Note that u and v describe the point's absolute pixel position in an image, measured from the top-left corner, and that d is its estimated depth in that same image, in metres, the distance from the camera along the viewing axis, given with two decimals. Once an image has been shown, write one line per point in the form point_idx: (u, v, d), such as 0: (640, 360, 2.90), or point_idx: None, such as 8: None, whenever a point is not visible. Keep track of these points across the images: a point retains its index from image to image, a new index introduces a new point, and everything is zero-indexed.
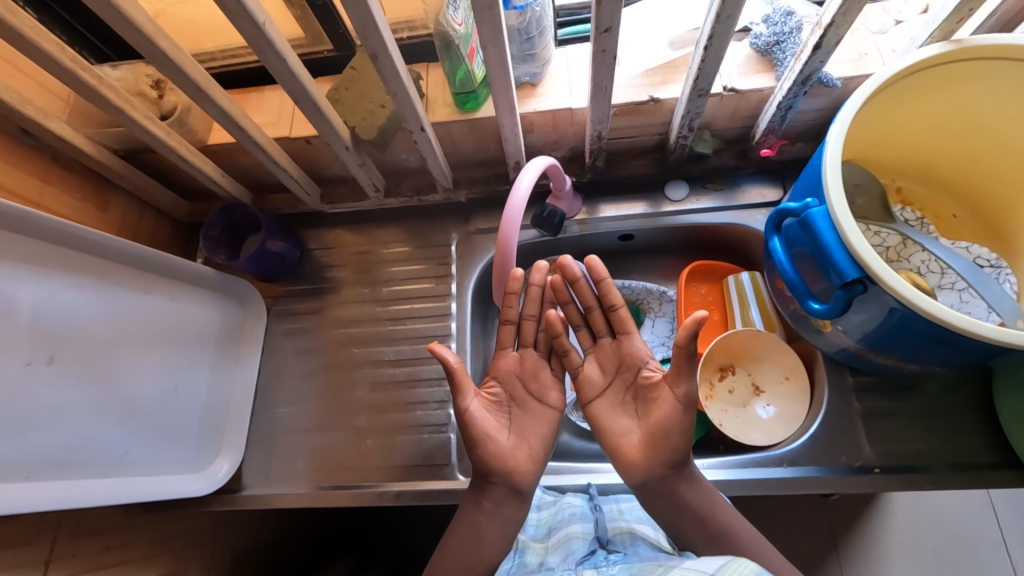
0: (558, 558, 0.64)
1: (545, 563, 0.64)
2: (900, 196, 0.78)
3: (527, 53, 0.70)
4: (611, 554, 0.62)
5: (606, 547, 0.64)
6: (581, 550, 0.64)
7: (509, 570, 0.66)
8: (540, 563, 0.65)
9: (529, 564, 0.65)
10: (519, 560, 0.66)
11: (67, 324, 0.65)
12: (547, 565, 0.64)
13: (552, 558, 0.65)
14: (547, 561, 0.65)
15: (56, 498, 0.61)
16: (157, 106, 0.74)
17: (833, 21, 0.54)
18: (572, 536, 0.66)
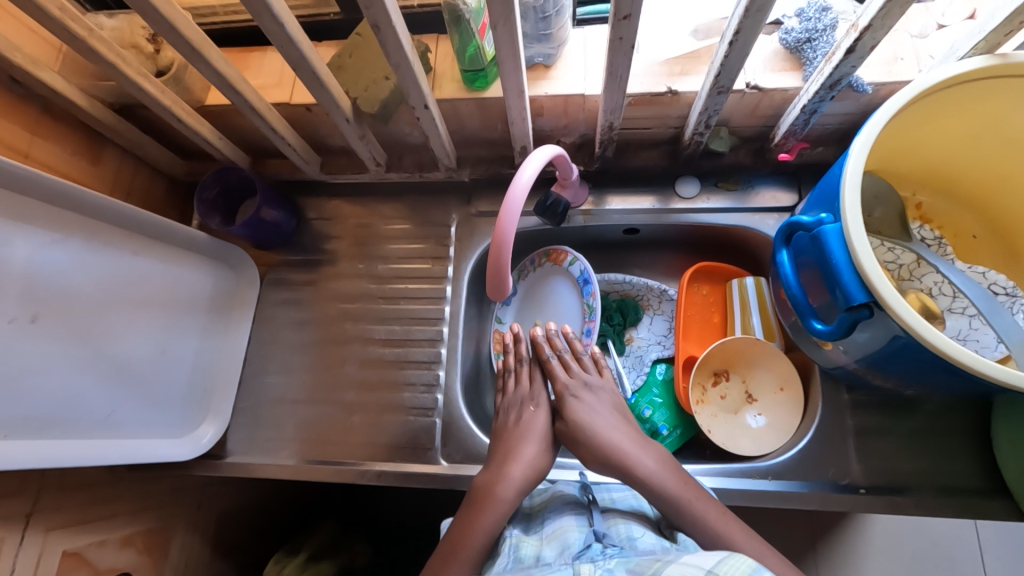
0: (553, 550, 0.58)
1: (540, 557, 0.58)
2: (919, 212, 0.74)
3: (542, 32, 0.66)
4: (609, 548, 0.57)
5: (603, 542, 0.58)
6: (577, 544, 0.58)
7: (504, 568, 0.58)
8: (535, 557, 0.58)
9: (525, 559, 0.58)
10: (514, 555, 0.59)
11: (53, 282, 0.63)
12: (543, 560, 0.58)
13: (547, 551, 0.59)
14: (543, 554, 0.58)
15: (37, 456, 0.61)
16: (153, 61, 0.71)
17: (871, 24, 0.50)
18: (566, 526, 0.62)
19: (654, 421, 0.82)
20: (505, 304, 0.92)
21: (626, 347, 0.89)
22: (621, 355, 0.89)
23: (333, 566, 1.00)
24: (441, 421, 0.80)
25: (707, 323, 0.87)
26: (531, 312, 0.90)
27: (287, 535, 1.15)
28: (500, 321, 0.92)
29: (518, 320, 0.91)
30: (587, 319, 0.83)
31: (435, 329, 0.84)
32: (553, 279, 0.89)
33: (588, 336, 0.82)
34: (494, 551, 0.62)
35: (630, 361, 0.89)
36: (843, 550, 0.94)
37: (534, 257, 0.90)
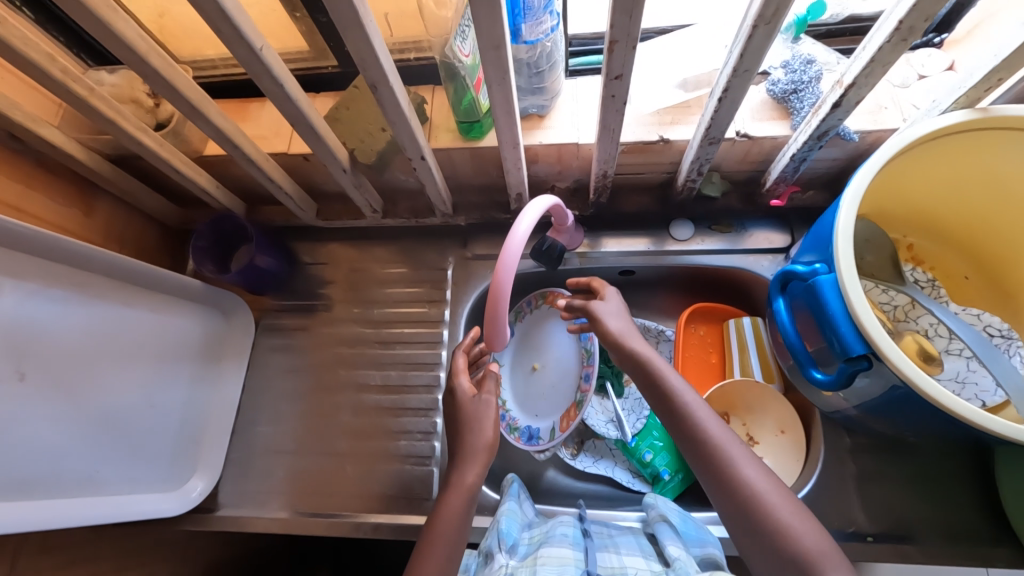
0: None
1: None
2: (910, 253, 0.76)
3: (535, 86, 0.67)
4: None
5: None
6: None
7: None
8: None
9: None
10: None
11: (42, 338, 0.63)
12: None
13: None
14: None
15: (15, 521, 0.59)
16: (152, 114, 0.72)
17: (856, 82, 0.52)
18: (564, 560, 0.62)
19: (655, 466, 0.82)
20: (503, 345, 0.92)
21: (625, 388, 0.89)
22: (620, 397, 0.89)
23: None
24: (438, 470, 0.78)
25: (705, 363, 0.86)
26: (528, 354, 0.90)
27: None
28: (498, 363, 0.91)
29: (516, 362, 0.91)
30: (586, 364, 0.82)
31: (431, 374, 0.83)
32: (549, 322, 0.89)
33: (587, 380, 0.81)
34: None
35: (628, 404, 0.88)
36: None
37: (530, 297, 0.90)
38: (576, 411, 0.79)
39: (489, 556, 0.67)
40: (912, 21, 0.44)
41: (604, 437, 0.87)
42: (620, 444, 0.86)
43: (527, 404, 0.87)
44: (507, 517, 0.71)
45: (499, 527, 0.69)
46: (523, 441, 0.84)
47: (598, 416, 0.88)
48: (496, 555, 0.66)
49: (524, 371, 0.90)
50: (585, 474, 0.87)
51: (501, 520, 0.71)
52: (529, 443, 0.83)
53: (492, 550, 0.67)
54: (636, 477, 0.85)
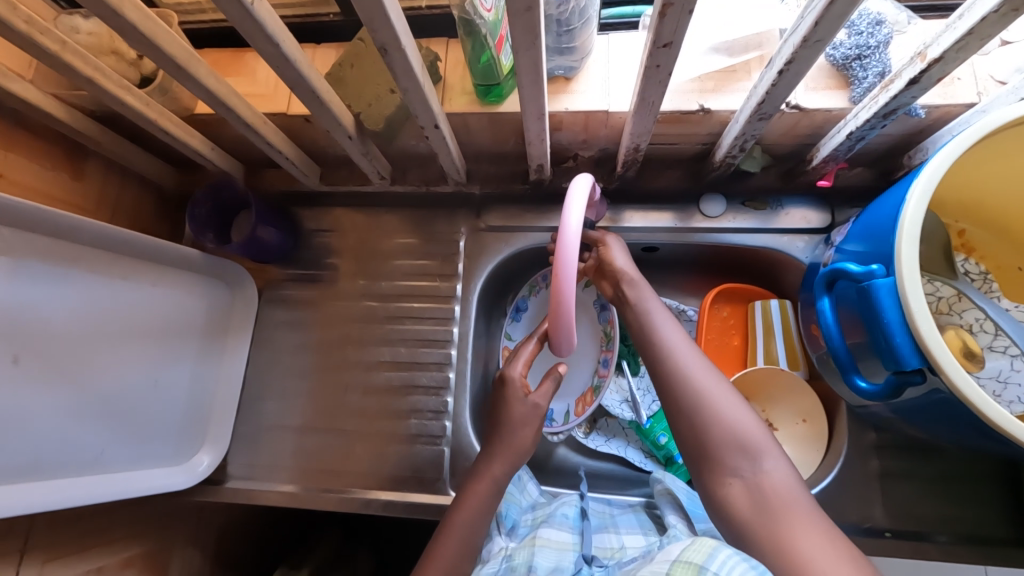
0: (546, 565, 0.57)
1: (532, 568, 0.57)
2: (960, 240, 0.69)
3: (563, 45, 0.60)
4: (598, 570, 0.57)
5: (592, 564, 0.58)
6: (570, 567, 0.58)
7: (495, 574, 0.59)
8: (528, 567, 0.58)
9: (518, 568, 0.58)
10: (507, 563, 0.60)
11: (33, 318, 0.59)
12: (535, 572, 0.57)
13: (540, 563, 0.58)
14: (535, 565, 0.57)
15: (22, 504, 0.58)
16: (136, 67, 0.65)
17: (943, 57, 0.45)
18: (563, 544, 0.61)
19: (669, 449, 0.81)
20: (514, 320, 0.88)
21: (640, 367, 0.87)
22: (636, 375, 0.87)
23: None
24: (449, 450, 0.77)
25: (727, 346, 0.82)
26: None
27: (290, 543, 1.14)
28: (509, 337, 0.87)
29: (528, 338, 0.88)
30: (604, 348, 0.80)
31: (442, 352, 0.80)
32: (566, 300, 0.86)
33: (606, 366, 0.78)
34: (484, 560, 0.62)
35: (644, 383, 0.85)
36: None
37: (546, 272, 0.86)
38: (592, 398, 0.79)
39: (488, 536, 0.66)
40: None
41: (617, 417, 0.86)
42: (634, 424, 0.85)
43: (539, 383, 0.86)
44: (507, 502, 0.70)
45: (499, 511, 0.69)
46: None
47: (613, 396, 0.86)
48: (495, 537, 0.65)
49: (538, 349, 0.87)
50: (594, 453, 0.86)
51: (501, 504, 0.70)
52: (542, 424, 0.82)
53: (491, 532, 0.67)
54: (649, 458, 0.83)
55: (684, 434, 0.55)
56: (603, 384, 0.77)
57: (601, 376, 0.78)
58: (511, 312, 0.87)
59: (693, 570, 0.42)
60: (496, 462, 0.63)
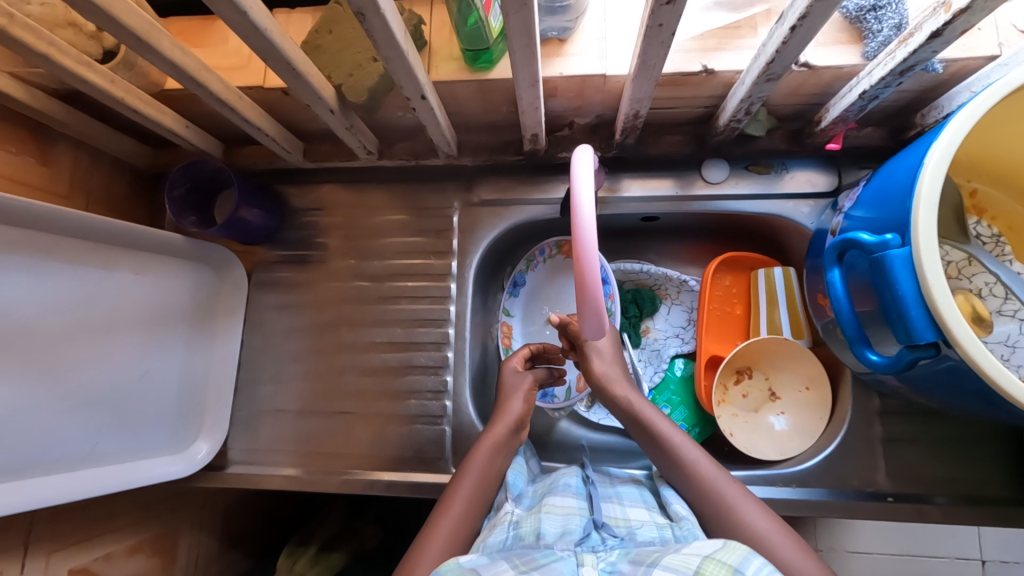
0: (554, 531, 0.55)
1: (541, 535, 0.54)
2: (972, 201, 0.67)
3: (556, 5, 0.55)
4: (610, 538, 0.54)
5: (602, 530, 0.56)
6: (578, 530, 0.55)
7: (502, 544, 0.55)
8: (537, 534, 0.55)
9: (526, 537, 0.55)
10: (513, 532, 0.56)
11: (11, 312, 0.57)
12: (544, 538, 0.54)
13: (549, 531, 0.55)
14: (544, 532, 0.54)
15: (19, 501, 0.57)
16: (98, 41, 0.60)
17: (970, 7, 0.41)
18: (570, 510, 0.59)
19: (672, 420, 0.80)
20: (513, 295, 0.86)
21: (641, 338, 0.83)
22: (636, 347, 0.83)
23: (344, 555, 1.00)
24: (450, 429, 0.76)
25: (728, 315, 0.81)
26: (544, 305, 0.86)
27: (294, 520, 1.15)
28: (507, 313, 0.86)
29: (527, 313, 0.86)
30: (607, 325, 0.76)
31: (440, 331, 0.78)
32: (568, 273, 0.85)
33: None
34: (491, 527, 0.59)
35: (646, 355, 0.83)
36: (838, 534, 0.92)
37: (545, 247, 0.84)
38: None
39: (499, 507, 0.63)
40: None
41: None
42: None
43: None
44: (514, 470, 0.67)
45: (506, 479, 0.65)
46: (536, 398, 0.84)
47: None
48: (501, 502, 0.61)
49: (537, 325, 0.86)
50: (594, 425, 0.85)
51: (509, 473, 0.67)
52: (543, 401, 0.84)
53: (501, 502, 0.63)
54: None
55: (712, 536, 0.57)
56: None
57: None
58: (509, 287, 0.85)
59: (726, 569, 0.46)
60: (498, 423, 0.67)
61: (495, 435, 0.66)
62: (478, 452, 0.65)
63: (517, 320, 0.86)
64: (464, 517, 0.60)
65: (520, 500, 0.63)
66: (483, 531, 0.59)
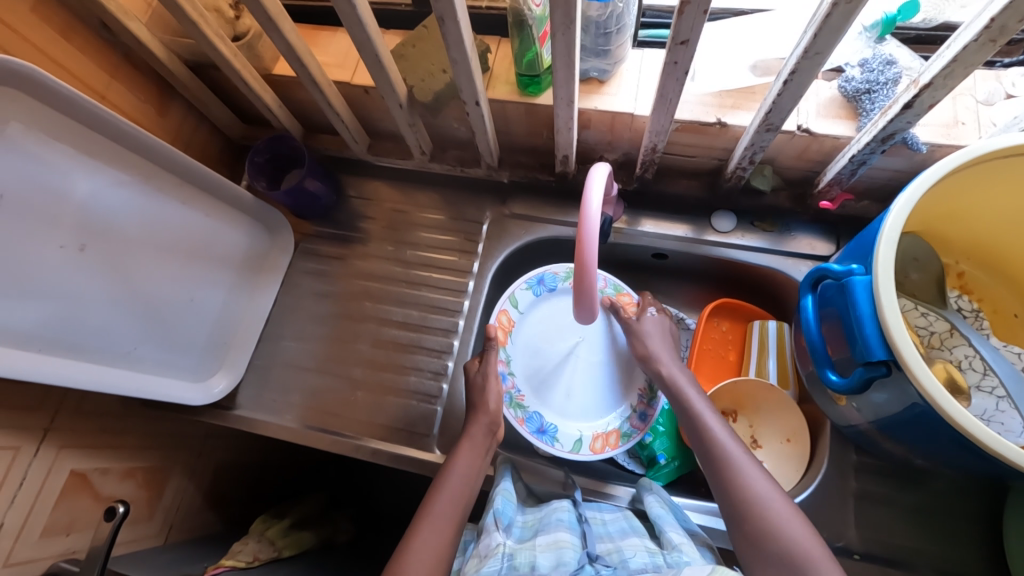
0: (549, 563, 0.55)
1: (535, 567, 0.54)
2: (959, 282, 0.72)
3: (600, 47, 0.67)
4: (602, 570, 0.54)
5: (596, 563, 0.55)
6: (572, 561, 0.55)
7: (495, 574, 0.54)
8: (531, 566, 0.54)
9: (520, 567, 0.54)
10: (508, 563, 0.55)
11: (109, 216, 0.69)
12: (538, 570, 0.54)
13: (542, 562, 0.55)
14: (539, 564, 0.54)
15: (62, 375, 0.64)
16: (231, 26, 0.74)
17: (932, 82, 0.50)
18: (562, 542, 0.57)
19: (652, 449, 0.80)
20: (529, 291, 0.85)
21: None
22: None
23: (315, 536, 0.98)
24: (441, 410, 0.81)
25: (722, 359, 0.85)
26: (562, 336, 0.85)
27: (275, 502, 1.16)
28: (513, 304, 0.84)
29: (546, 328, 0.85)
30: (645, 404, 0.82)
31: (450, 320, 0.86)
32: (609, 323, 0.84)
33: (642, 420, 0.80)
34: (479, 558, 0.57)
35: None
36: None
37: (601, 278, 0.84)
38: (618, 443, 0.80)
39: (485, 532, 0.61)
40: (1004, 20, 0.43)
41: None
42: None
43: (540, 382, 0.83)
44: (502, 498, 0.66)
45: (495, 505, 0.65)
46: (531, 430, 0.79)
47: None
48: (492, 534, 0.59)
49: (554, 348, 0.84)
50: None
51: (497, 499, 0.66)
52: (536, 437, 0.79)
53: (487, 527, 0.61)
54: (632, 458, 0.83)
55: (744, 555, 0.54)
56: (635, 436, 0.80)
57: (635, 426, 0.80)
58: (532, 282, 0.85)
59: None
60: (476, 423, 0.71)
61: (471, 434, 0.70)
62: (460, 451, 0.68)
63: (523, 320, 0.85)
64: (445, 513, 0.62)
65: (509, 531, 0.62)
66: (474, 561, 0.58)
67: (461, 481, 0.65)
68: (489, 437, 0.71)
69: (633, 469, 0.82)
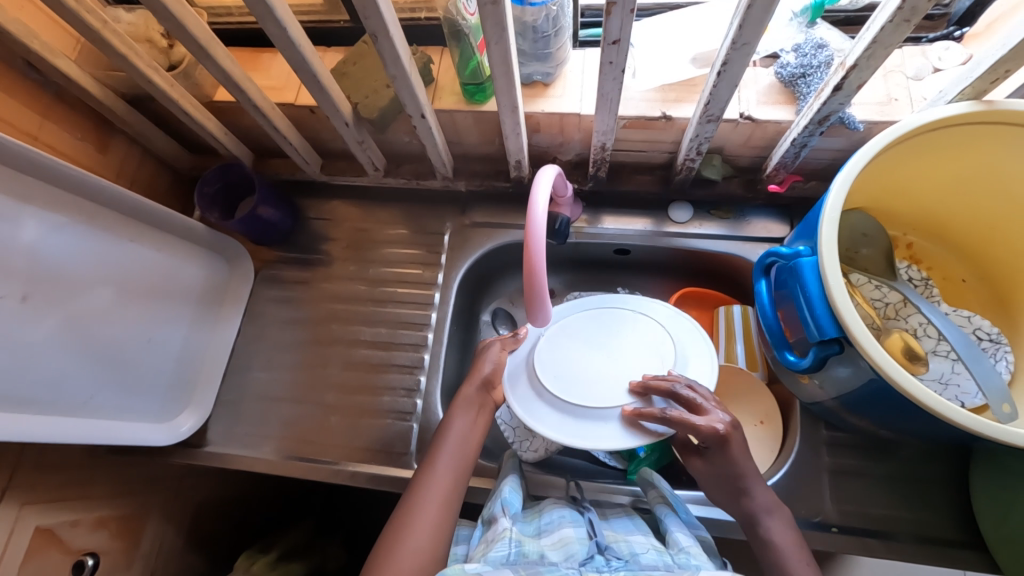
0: (557, 555, 0.55)
1: (545, 556, 0.55)
2: (908, 252, 0.75)
3: (541, 51, 0.68)
4: (613, 560, 0.54)
5: (606, 554, 0.56)
6: (581, 551, 0.56)
7: (505, 559, 0.54)
8: (540, 555, 0.55)
9: (529, 555, 0.54)
10: (516, 548, 0.55)
11: (55, 261, 0.66)
12: (547, 559, 0.54)
13: (551, 554, 0.55)
14: (548, 554, 0.55)
15: (15, 430, 0.62)
16: (165, 55, 0.73)
17: (857, 64, 0.52)
18: (569, 536, 0.58)
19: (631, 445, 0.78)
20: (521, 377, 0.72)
21: None
22: None
23: (303, 568, 0.96)
24: (418, 426, 0.80)
25: None
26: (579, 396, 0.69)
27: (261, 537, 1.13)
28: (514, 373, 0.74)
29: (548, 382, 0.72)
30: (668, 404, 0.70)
31: (420, 334, 0.85)
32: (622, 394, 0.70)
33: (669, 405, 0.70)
34: (487, 543, 0.57)
35: None
36: None
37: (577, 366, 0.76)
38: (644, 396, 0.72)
39: (492, 521, 0.61)
40: (914, 1, 0.44)
41: None
42: None
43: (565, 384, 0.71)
44: (510, 489, 0.66)
45: (502, 495, 0.64)
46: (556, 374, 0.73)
47: None
48: (501, 521, 0.59)
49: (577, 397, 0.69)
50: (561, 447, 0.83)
51: (504, 489, 0.65)
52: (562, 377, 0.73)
53: (495, 516, 0.61)
54: (612, 453, 0.82)
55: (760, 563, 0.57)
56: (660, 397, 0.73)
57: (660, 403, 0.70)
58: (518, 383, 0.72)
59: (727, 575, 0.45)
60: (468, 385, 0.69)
61: (463, 395, 0.68)
62: (458, 410, 0.67)
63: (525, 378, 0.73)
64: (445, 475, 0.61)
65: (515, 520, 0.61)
66: (480, 546, 0.57)
67: (458, 444, 0.64)
68: (483, 393, 0.69)
69: (614, 465, 0.82)
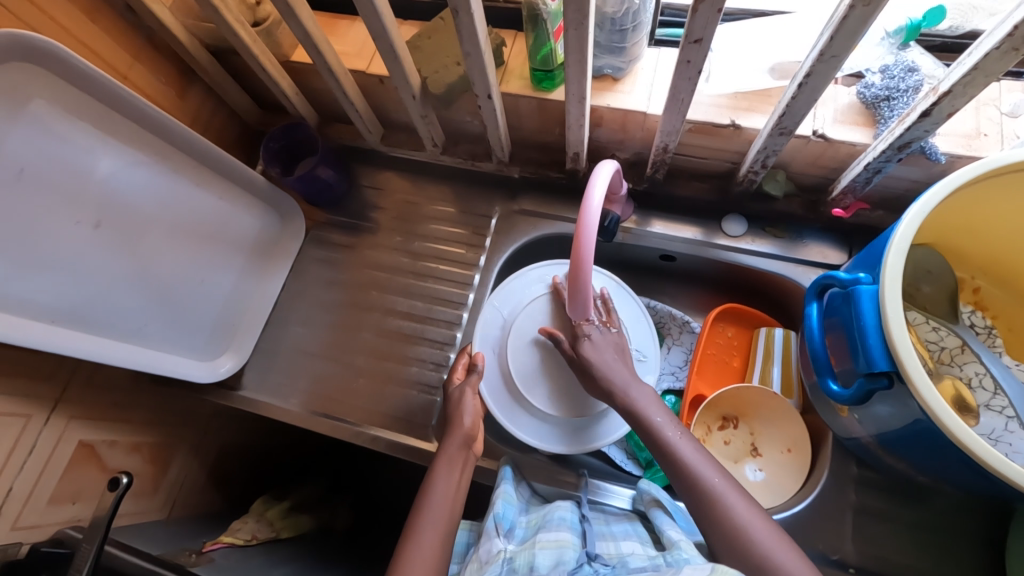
0: (547, 563, 0.53)
1: (534, 568, 0.53)
2: (975, 297, 0.70)
3: (616, 44, 0.67)
4: (601, 568, 0.52)
5: (595, 562, 0.54)
6: (572, 561, 0.54)
7: None
8: (529, 568, 0.53)
9: (519, 569, 0.53)
10: (508, 567, 0.54)
11: (127, 194, 0.70)
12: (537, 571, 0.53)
13: (541, 561, 0.54)
14: (537, 565, 0.53)
15: (75, 347, 0.66)
16: (251, 11, 0.76)
17: (951, 90, 0.49)
18: (563, 541, 0.57)
19: None
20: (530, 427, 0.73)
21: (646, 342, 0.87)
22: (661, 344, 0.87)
23: (313, 521, 0.99)
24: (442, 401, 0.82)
25: (726, 365, 0.84)
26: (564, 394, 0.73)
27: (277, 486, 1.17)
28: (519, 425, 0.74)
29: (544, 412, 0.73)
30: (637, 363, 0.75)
31: (455, 312, 0.86)
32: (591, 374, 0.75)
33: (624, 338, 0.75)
34: (479, 564, 0.57)
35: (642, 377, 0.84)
36: None
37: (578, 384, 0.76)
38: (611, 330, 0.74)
39: (485, 537, 0.60)
40: None
41: None
42: None
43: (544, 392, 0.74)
44: (503, 501, 0.65)
45: (495, 509, 0.64)
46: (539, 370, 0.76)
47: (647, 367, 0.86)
48: (492, 542, 0.59)
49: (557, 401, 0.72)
50: None
51: (498, 502, 0.65)
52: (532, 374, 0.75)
53: (488, 533, 0.60)
54: (629, 458, 0.83)
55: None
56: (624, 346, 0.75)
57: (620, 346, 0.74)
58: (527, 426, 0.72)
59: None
60: (450, 442, 0.66)
61: (445, 450, 0.66)
62: (438, 470, 0.63)
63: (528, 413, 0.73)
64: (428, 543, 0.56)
65: (511, 536, 0.60)
66: (473, 566, 0.57)
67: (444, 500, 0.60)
68: (464, 454, 0.66)
69: (631, 470, 0.82)
